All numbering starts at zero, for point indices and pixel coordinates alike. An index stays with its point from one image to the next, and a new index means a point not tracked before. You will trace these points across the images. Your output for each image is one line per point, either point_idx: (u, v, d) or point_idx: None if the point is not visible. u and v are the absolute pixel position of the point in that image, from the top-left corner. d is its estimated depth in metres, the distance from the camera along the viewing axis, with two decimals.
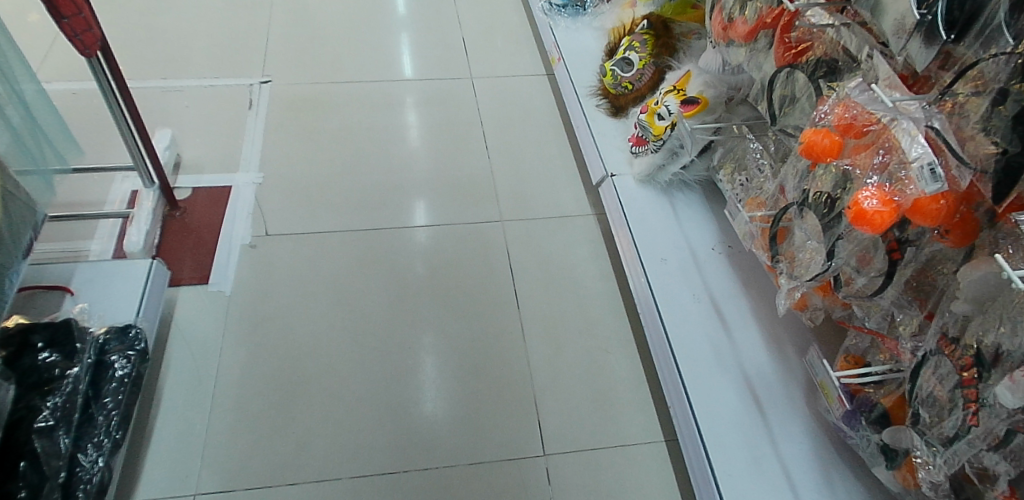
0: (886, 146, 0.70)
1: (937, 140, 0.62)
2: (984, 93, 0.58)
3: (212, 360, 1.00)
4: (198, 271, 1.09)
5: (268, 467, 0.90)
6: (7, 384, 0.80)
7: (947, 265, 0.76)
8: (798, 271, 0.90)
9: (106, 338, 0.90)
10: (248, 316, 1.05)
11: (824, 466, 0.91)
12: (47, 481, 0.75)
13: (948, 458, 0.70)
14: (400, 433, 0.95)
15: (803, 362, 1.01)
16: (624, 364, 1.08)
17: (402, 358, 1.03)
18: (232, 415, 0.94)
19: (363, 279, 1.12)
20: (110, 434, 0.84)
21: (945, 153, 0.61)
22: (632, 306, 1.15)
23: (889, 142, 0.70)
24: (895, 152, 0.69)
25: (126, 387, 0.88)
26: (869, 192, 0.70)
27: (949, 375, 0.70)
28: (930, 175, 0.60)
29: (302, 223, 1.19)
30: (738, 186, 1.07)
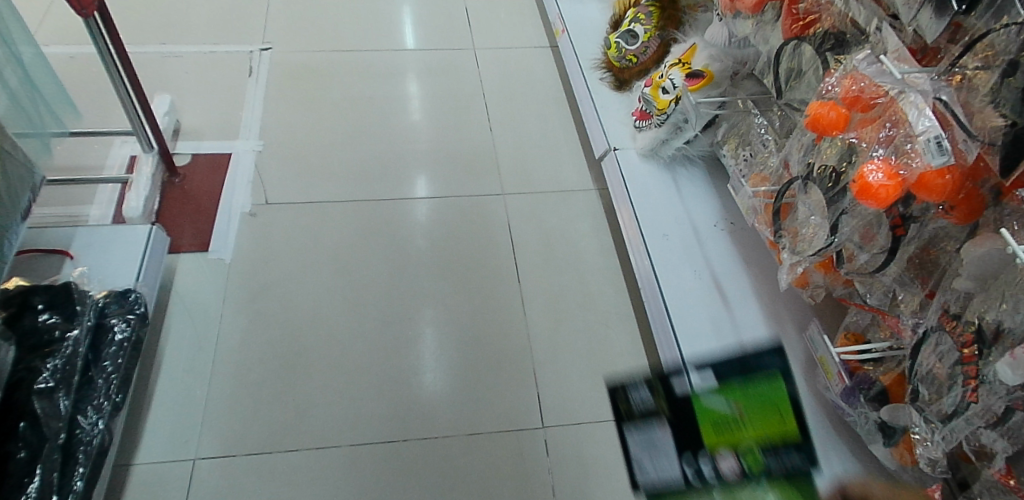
0: (894, 119, 0.68)
1: (944, 112, 0.62)
2: (993, 67, 0.58)
3: (211, 328, 0.99)
4: (198, 238, 1.09)
5: (267, 435, 0.91)
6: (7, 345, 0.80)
7: (949, 243, 0.75)
8: (802, 246, 0.89)
9: (106, 302, 0.90)
10: (249, 285, 1.05)
11: (821, 443, 0.91)
12: (46, 442, 0.75)
13: (946, 435, 0.70)
14: (399, 402, 0.96)
15: (803, 339, 1.00)
16: (624, 338, 1.08)
17: (403, 328, 1.03)
18: (232, 383, 0.95)
19: (363, 249, 1.12)
20: (110, 397, 0.85)
21: (953, 127, 0.61)
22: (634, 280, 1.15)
23: (896, 115, 0.68)
24: (902, 125, 0.67)
25: (125, 351, 0.89)
26: (875, 166, 0.69)
27: (950, 353, 0.69)
28: (937, 148, 0.59)
29: (302, 193, 1.18)
30: (742, 160, 1.06)
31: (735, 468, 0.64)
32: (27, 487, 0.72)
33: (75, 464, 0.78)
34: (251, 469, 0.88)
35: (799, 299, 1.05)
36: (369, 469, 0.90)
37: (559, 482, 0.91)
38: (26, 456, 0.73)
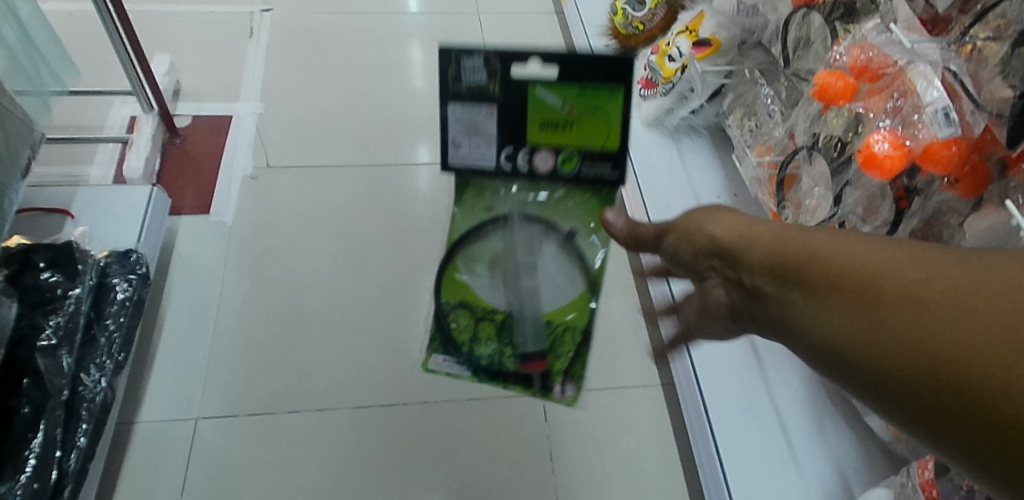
0: (901, 90, 0.68)
1: (953, 82, 0.62)
2: (1003, 38, 0.58)
3: (212, 290, 1.00)
4: (198, 200, 1.08)
5: (268, 396, 0.92)
6: (8, 301, 0.80)
7: (953, 217, 0.68)
8: (804, 218, 0.88)
9: (108, 262, 0.90)
10: (250, 247, 1.05)
11: (817, 413, 0.93)
12: (50, 398, 0.78)
13: None
14: (399, 366, 0.96)
15: None
16: (623, 308, 1.08)
17: (404, 294, 1.03)
18: (232, 345, 0.95)
19: (365, 214, 1.12)
20: (112, 355, 0.85)
21: (960, 98, 0.61)
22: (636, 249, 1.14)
23: (904, 86, 0.68)
24: (910, 96, 0.67)
25: (127, 310, 0.88)
26: (881, 136, 0.68)
27: None
28: (944, 119, 0.60)
29: (304, 156, 1.18)
30: (748, 130, 1.05)
31: (548, 161, 0.56)
32: (31, 442, 0.74)
33: (79, 420, 0.79)
34: (253, 429, 0.89)
35: None
36: (369, 432, 0.91)
37: (554, 447, 0.94)
38: (30, 412, 0.76)
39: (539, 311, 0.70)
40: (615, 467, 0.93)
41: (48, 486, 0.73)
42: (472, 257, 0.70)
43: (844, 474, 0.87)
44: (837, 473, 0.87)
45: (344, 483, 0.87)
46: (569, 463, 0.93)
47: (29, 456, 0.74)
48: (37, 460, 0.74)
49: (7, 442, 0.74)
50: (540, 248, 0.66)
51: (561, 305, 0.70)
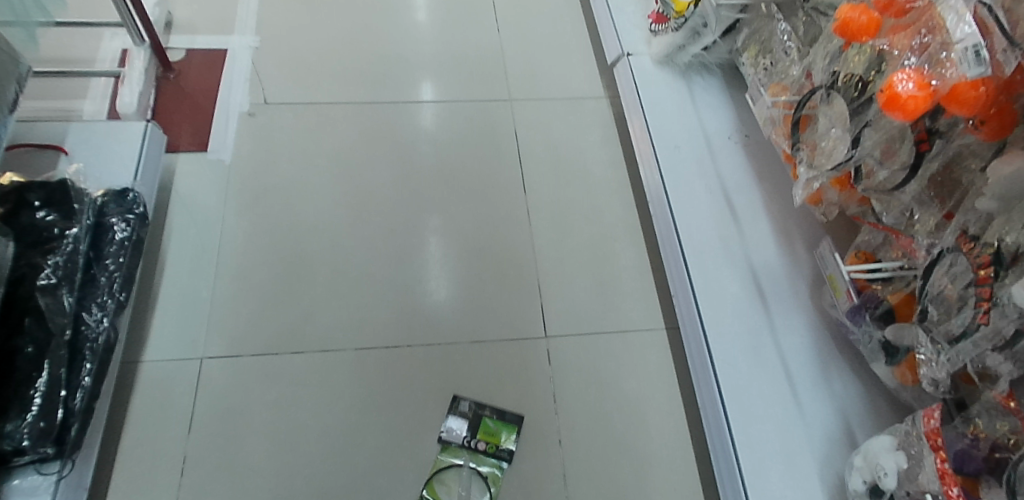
0: (930, 26, 0.63)
1: (987, 18, 0.56)
2: None
3: (214, 230, 0.99)
4: (195, 138, 1.06)
5: (272, 337, 0.92)
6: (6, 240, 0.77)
7: (972, 162, 0.72)
8: (819, 161, 0.84)
9: (104, 201, 0.89)
10: (249, 188, 1.03)
11: (822, 359, 0.92)
12: (53, 338, 0.76)
13: (952, 356, 0.68)
14: (404, 308, 0.96)
15: (812, 256, 0.98)
16: (631, 252, 1.06)
17: (408, 236, 1.02)
18: (235, 286, 0.95)
19: (365, 155, 1.09)
20: (114, 295, 0.84)
21: (993, 36, 0.55)
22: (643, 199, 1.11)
23: (934, 21, 0.63)
24: (939, 32, 0.62)
25: (127, 250, 0.87)
26: (905, 76, 0.63)
27: (963, 274, 0.67)
28: (974, 58, 0.55)
29: (301, 95, 1.14)
30: (762, 69, 1.01)
31: None
32: (35, 382, 0.73)
33: (83, 360, 0.78)
34: (258, 368, 0.90)
35: (812, 217, 1.02)
36: (373, 372, 0.92)
37: (558, 390, 0.94)
38: (34, 351, 0.74)
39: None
40: (619, 410, 0.93)
41: (55, 425, 0.73)
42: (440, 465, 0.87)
43: (847, 420, 0.87)
44: (840, 419, 0.87)
45: (350, 422, 0.88)
46: (573, 406, 0.93)
47: (34, 396, 0.72)
48: (42, 399, 0.72)
49: (11, 381, 0.72)
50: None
51: None
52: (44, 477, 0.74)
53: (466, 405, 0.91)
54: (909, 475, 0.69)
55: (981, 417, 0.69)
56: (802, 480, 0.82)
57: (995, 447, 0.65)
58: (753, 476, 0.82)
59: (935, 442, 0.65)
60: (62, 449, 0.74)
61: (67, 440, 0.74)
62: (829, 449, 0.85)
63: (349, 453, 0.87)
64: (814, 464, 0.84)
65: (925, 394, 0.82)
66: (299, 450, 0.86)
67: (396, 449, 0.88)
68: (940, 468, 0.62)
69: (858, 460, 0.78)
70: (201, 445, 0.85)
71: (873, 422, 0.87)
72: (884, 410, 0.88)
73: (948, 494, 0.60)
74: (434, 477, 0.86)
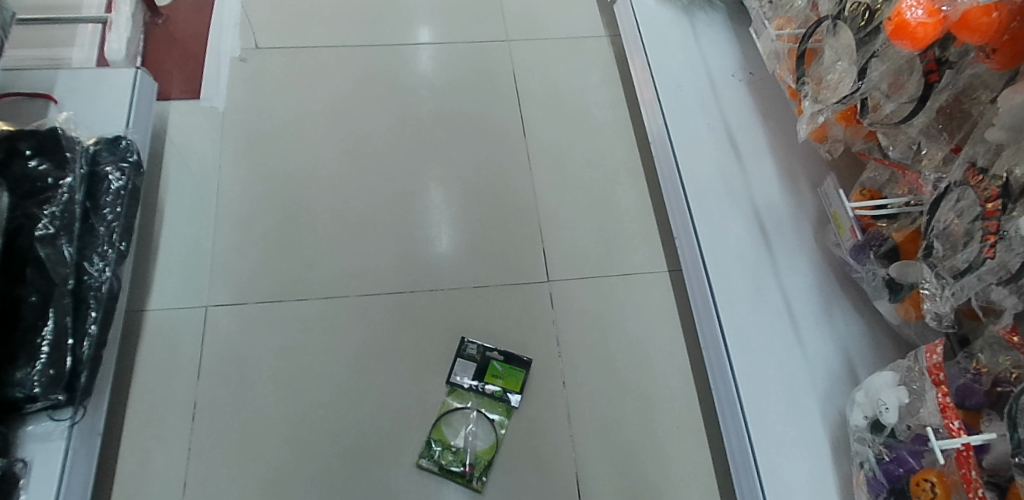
0: None
1: None
2: None
3: (213, 179, 1.01)
4: (187, 85, 1.09)
5: (277, 284, 0.94)
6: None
7: (983, 94, 0.69)
8: (825, 95, 0.81)
9: (97, 150, 0.88)
10: (247, 136, 1.06)
11: (825, 297, 0.90)
12: (56, 287, 0.76)
13: (956, 291, 0.66)
14: (406, 253, 0.98)
15: (816, 194, 0.96)
16: (632, 195, 1.06)
17: (408, 183, 1.04)
18: (239, 232, 0.98)
19: (363, 104, 1.11)
20: (114, 244, 0.84)
21: None
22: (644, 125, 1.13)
23: None
24: None
25: (123, 199, 0.87)
26: (916, 2, 0.62)
27: (971, 208, 0.64)
28: None
29: (294, 43, 1.17)
30: (766, 2, 0.99)
31: None
32: (41, 330, 0.73)
33: (88, 308, 0.78)
34: (264, 315, 0.92)
35: (817, 156, 0.99)
36: (378, 318, 0.93)
37: (560, 333, 0.94)
38: (38, 301, 0.74)
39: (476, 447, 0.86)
40: (622, 351, 0.93)
41: (65, 373, 0.73)
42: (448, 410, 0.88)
43: (850, 359, 0.85)
44: (843, 359, 0.85)
45: (355, 366, 0.90)
46: (576, 347, 0.93)
47: (42, 344, 0.73)
48: (50, 348, 0.73)
49: (18, 330, 0.73)
50: (477, 442, 0.86)
51: (486, 446, 0.86)
52: (57, 423, 0.76)
53: (473, 346, 0.92)
54: (911, 411, 0.68)
55: (983, 352, 0.68)
56: (803, 416, 0.82)
57: (998, 380, 0.65)
58: (754, 413, 0.81)
59: (937, 377, 0.64)
60: (73, 396, 0.75)
61: (78, 387, 0.75)
62: (831, 386, 0.84)
63: (356, 397, 0.88)
64: (816, 401, 0.83)
65: (927, 330, 0.81)
66: (307, 395, 0.88)
67: (402, 392, 0.89)
68: (941, 402, 0.62)
69: (861, 397, 0.77)
70: (210, 391, 0.87)
71: (877, 360, 0.85)
72: (887, 347, 0.86)
73: (948, 426, 0.60)
74: (441, 419, 0.87)
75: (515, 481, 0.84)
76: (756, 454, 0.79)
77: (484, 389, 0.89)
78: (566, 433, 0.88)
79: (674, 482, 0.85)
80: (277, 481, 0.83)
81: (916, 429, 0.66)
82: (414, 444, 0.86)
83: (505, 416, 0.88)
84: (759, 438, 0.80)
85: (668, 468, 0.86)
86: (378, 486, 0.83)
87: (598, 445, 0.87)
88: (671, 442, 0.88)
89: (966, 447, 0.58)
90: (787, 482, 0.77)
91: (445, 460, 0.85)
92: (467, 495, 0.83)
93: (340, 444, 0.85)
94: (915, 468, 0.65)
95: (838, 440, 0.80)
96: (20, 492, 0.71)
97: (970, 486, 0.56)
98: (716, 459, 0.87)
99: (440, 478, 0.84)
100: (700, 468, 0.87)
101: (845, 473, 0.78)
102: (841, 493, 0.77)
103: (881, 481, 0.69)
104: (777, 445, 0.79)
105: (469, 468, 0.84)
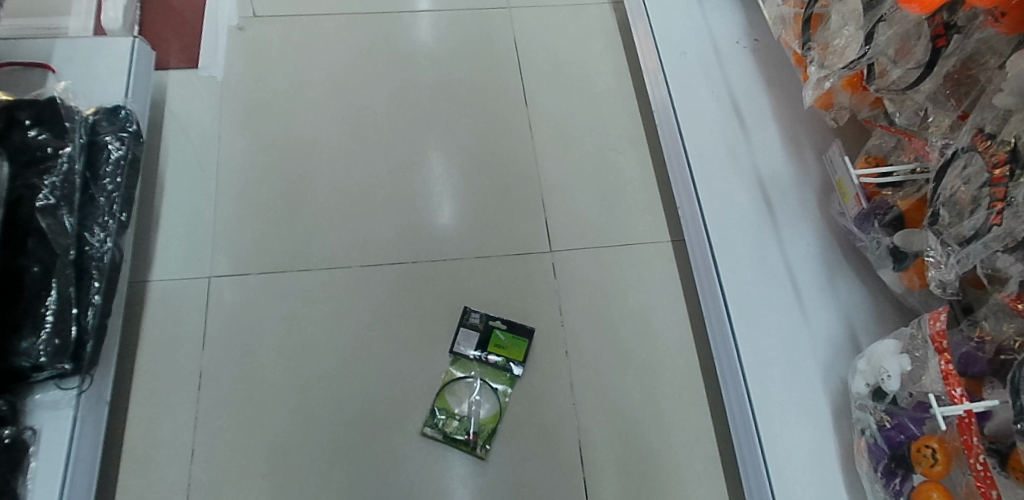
0: None
1: None
2: None
3: (212, 150, 1.01)
4: (185, 55, 1.08)
5: (278, 256, 0.94)
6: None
7: (992, 60, 0.67)
8: (830, 60, 0.79)
9: (96, 120, 0.88)
10: (244, 104, 1.05)
11: (828, 266, 0.89)
12: (57, 258, 0.76)
13: (960, 258, 0.65)
14: (408, 222, 0.98)
15: (820, 161, 0.95)
16: (635, 164, 1.06)
17: (409, 152, 1.03)
18: (240, 203, 0.97)
19: (363, 70, 1.10)
20: (114, 215, 0.84)
21: None
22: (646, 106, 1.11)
23: None
24: None
25: (123, 170, 0.87)
26: None
27: (977, 176, 0.62)
28: None
29: (292, 9, 1.16)
30: None
31: None
32: (45, 300, 0.73)
33: (91, 279, 0.79)
34: (266, 285, 0.92)
35: (822, 123, 0.98)
36: (381, 287, 0.93)
37: (563, 303, 0.94)
38: (40, 271, 0.74)
39: (479, 416, 0.86)
40: (625, 321, 0.94)
41: (71, 342, 0.74)
42: (450, 380, 0.89)
43: (853, 328, 0.84)
44: (846, 327, 0.84)
45: (359, 337, 0.90)
46: (579, 317, 0.93)
47: (46, 313, 0.73)
48: (55, 317, 0.73)
49: (22, 300, 0.72)
50: (480, 412, 0.87)
51: (489, 416, 0.87)
52: (64, 392, 0.76)
53: (476, 316, 0.92)
54: (913, 379, 0.67)
55: (987, 319, 0.68)
56: (805, 385, 0.81)
57: (1001, 349, 0.64)
58: (756, 381, 0.81)
59: (939, 345, 0.63)
60: (79, 365, 0.75)
61: (84, 356, 0.75)
62: (833, 355, 0.83)
63: (360, 367, 0.89)
64: (818, 369, 0.82)
65: (931, 298, 0.79)
66: (312, 365, 0.88)
67: (406, 361, 0.89)
68: (944, 369, 0.61)
69: (861, 364, 0.75)
70: (215, 360, 0.88)
71: (878, 327, 0.84)
72: (890, 315, 0.85)
73: (952, 394, 0.60)
74: (445, 388, 0.88)
75: (518, 448, 0.85)
76: (758, 421, 0.79)
77: (487, 359, 0.90)
78: (569, 401, 0.88)
79: (675, 448, 0.86)
80: (283, 449, 0.84)
81: (919, 396, 0.66)
82: (418, 412, 0.86)
83: (508, 386, 0.89)
84: (761, 406, 0.80)
85: (670, 435, 0.87)
86: (383, 454, 0.84)
87: (600, 413, 0.88)
88: (673, 409, 0.88)
89: (967, 414, 0.57)
90: (788, 449, 0.77)
91: (449, 429, 0.85)
92: (471, 462, 0.84)
93: (345, 412, 0.86)
94: (917, 435, 0.64)
95: (839, 407, 0.80)
96: (30, 459, 0.72)
97: (971, 452, 0.56)
98: (717, 426, 0.88)
99: (445, 446, 0.85)
100: (701, 435, 0.87)
101: (845, 439, 0.78)
102: (841, 459, 0.77)
103: (882, 448, 0.68)
104: (778, 413, 0.79)
105: (473, 436, 0.85)
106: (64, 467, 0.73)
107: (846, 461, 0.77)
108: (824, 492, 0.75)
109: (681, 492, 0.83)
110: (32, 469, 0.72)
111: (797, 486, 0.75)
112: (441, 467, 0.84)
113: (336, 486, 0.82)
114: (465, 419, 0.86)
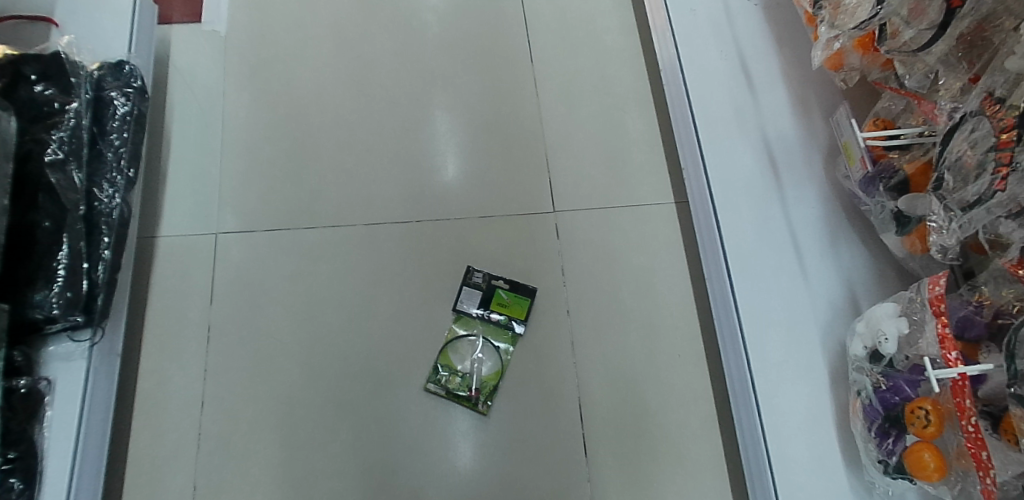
0: None
1: None
2: None
3: (218, 107, 1.03)
4: (188, 10, 1.10)
5: (283, 213, 0.96)
6: (5, 116, 0.74)
7: (1006, 21, 0.63)
8: (842, 20, 0.75)
9: (101, 75, 0.88)
10: (248, 60, 1.07)
11: (832, 229, 0.88)
12: (68, 213, 0.76)
13: (964, 223, 0.63)
14: (412, 180, 0.99)
15: (828, 123, 0.93)
16: (640, 125, 1.06)
17: (415, 110, 1.04)
18: (247, 158, 1.00)
19: (367, 26, 1.11)
20: (122, 171, 0.84)
21: None
22: (655, 60, 1.11)
23: None
24: None
25: (130, 125, 0.87)
26: None
27: (984, 139, 0.60)
28: None
29: None
30: None
31: None
32: (57, 254, 0.74)
33: (100, 234, 0.79)
34: (272, 243, 0.94)
35: (830, 85, 0.97)
36: (385, 247, 0.95)
37: (566, 263, 0.95)
38: (51, 226, 0.75)
39: (481, 374, 0.88)
40: (628, 282, 0.95)
41: (82, 295, 0.75)
42: (454, 340, 0.90)
43: (853, 290, 0.84)
44: (846, 289, 0.84)
45: (364, 295, 0.92)
46: (581, 277, 0.95)
47: (57, 268, 0.74)
48: (66, 272, 0.74)
49: (35, 254, 0.74)
50: (480, 370, 0.88)
51: (490, 374, 0.88)
52: (77, 344, 0.77)
53: (479, 275, 0.93)
54: (909, 343, 0.67)
55: (987, 285, 0.67)
56: (803, 346, 0.82)
57: (999, 313, 0.63)
58: (754, 342, 0.82)
59: (937, 309, 0.62)
60: (91, 318, 0.76)
61: (95, 309, 0.76)
62: (832, 317, 0.83)
63: (366, 324, 0.90)
64: (817, 331, 0.82)
65: (932, 263, 0.77)
66: (318, 322, 0.90)
67: (410, 318, 0.91)
68: (940, 333, 0.61)
69: (861, 326, 0.75)
70: (224, 314, 0.90)
71: (879, 290, 0.84)
72: (891, 279, 0.84)
73: (947, 358, 0.59)
74: (449, 346, 0.90)
75: (519, 404, 0.87)
76: (755, 381, 0.80)
77: (490, 317, 0.91)
78: (569, 360, 0.90)
79: (672, 407, 0.88)
80: (291, 402, 0.86)
81: (915, 359, 0.66)
82: (422, 369, 0.88)
83: (509, 344, 0.90)
84: (759, 367, 0.81)
85: (669, 394, 0.89)
86: (387, 409, 0.86)
87: (600, 373, 0.89)
88: (672, 369, 0.90)
89: (962, 377, 0.58)
90: (784, 408, 0.79)
91: (451, 385, 0.87)
92: (474, 418, 0.86)
93: (351, 368, 0.88)
94: (911, 397, 0.65)
95: (837, 370, 0.80)
96: (46, 408, 0.74)
97: (964, 413, 0.57)
98: (716, 386, 0.89)
99: (447, 401, 0.87)
100: (699, 395, 0.89)
101: (841, 400, 0.79)
102: (836, 419, 0.78)
103: (876, 409, 0.68)
104: (777, 373, 0.81)
105: (475, 392, 0.87)
106: (79, 417, 0.75)
107: (841, 421, 0.78)
108: (818, 451, 0.77)
109: (677, 449, 0.86)
110: (49, 417, 0.74)
111: (792, 444, 0.77)
112: (444, 422, 0.86)
113: (343, 439, 0.84)
114: (466, 377, 0.87)
